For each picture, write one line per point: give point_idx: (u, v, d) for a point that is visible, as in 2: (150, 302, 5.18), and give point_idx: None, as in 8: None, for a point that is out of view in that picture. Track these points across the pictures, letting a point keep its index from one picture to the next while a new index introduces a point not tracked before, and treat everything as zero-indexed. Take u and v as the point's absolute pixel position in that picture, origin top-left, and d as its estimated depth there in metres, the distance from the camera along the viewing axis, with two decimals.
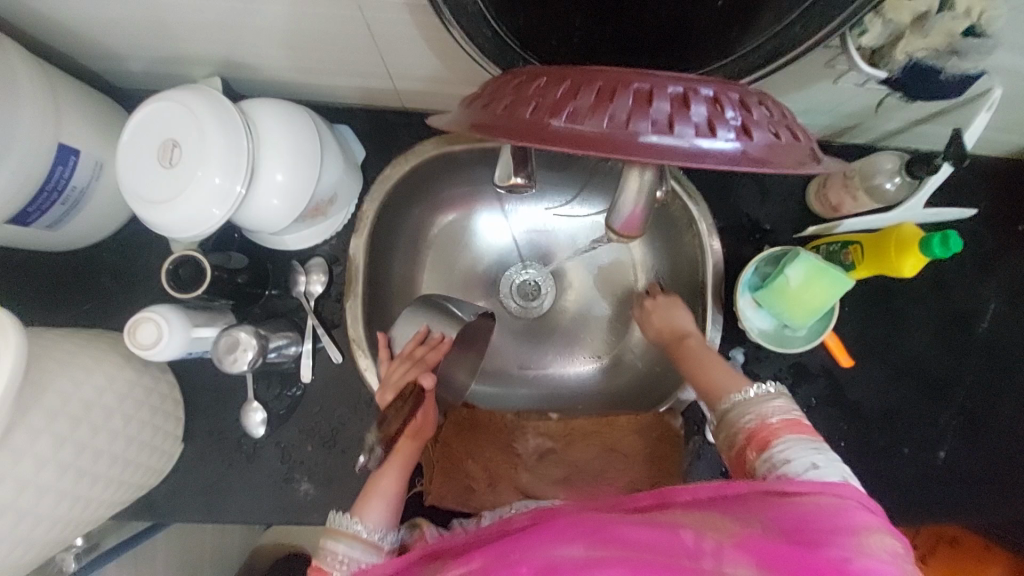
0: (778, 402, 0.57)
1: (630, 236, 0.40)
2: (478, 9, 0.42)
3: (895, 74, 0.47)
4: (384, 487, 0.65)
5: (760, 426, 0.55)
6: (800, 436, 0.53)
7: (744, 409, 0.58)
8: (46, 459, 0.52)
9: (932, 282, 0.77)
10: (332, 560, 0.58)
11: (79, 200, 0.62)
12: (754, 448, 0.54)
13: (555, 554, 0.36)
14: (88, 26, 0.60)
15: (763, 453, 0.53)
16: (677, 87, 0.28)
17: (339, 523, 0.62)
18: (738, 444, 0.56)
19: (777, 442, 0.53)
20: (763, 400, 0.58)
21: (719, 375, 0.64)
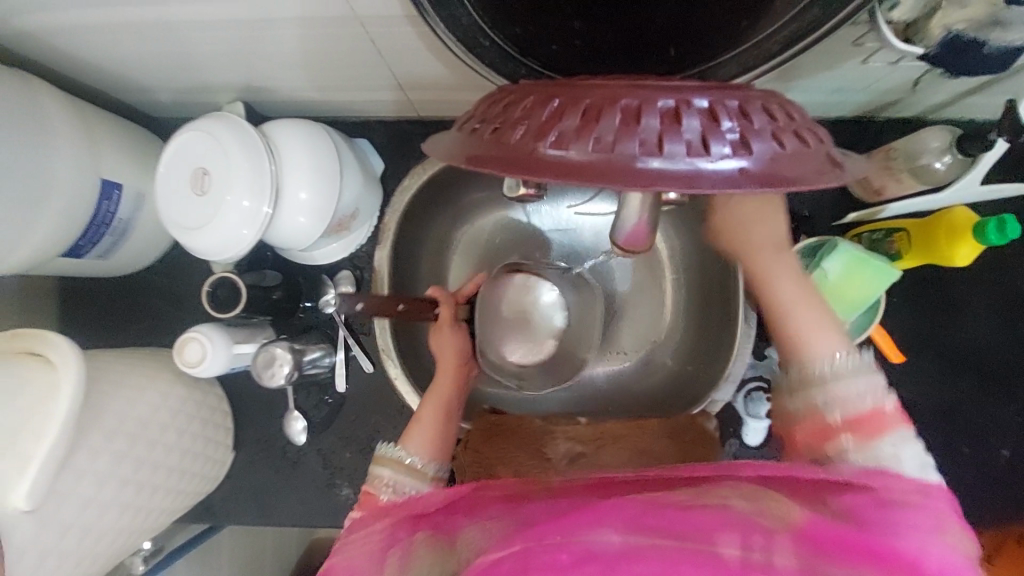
0: (882, 382, 0.51)
1: (636, 249, 0.42)
2: (474, 21, 0.41)
3: (933, 51, 0.42)
4: (426, 418, 0.67)
5: (872, 413, 0.49)
6: (904, 431, 0.49)
7: (849, 389, 0.50)
8: (105, 475, 0.57)
9: (994, 266, 0.71)
10: (380, 485, 0.61)
11: (126, 230, 0.66)
12: (856, 433, 0.49)
13: (594, 541, 0.36)
14: (122, 66, 0.64)
15: (867, 442, 0.48)
16: (668, 101, 0.27)
17: (387, 452, 0.64)
18: (829, 424, 0.50)
19: (887, 435, 0.48)
20: (860, 374, 0.50)
21: (808, 316, 0.53)
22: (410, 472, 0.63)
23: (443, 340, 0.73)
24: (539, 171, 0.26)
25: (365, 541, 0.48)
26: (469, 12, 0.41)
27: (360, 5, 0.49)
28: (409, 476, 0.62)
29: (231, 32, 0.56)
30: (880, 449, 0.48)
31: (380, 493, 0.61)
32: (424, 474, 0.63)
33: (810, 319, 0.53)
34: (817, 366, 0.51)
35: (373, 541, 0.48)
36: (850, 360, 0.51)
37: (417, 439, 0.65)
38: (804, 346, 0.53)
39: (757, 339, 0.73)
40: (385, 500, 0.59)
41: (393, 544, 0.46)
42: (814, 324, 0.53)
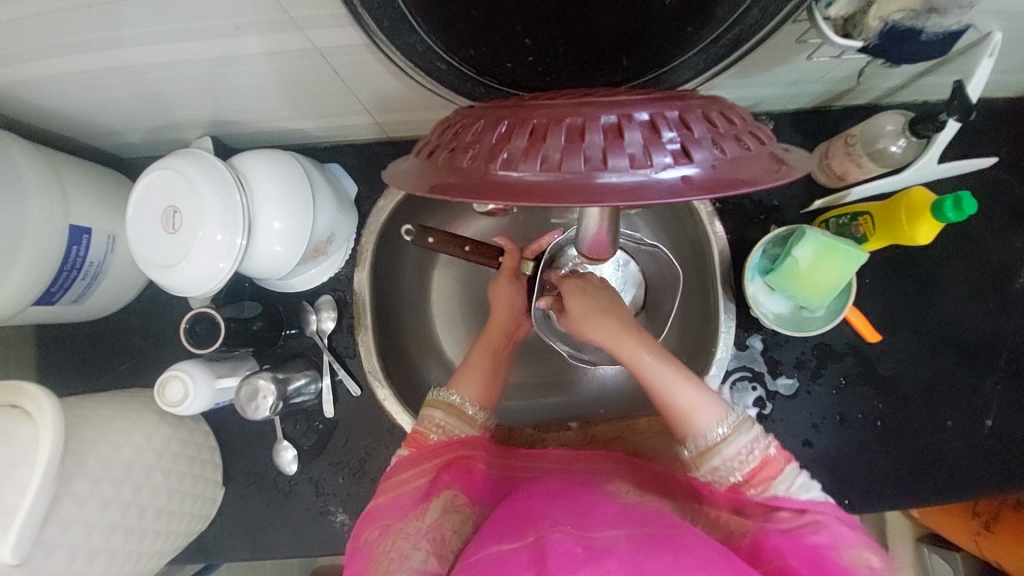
0: (757, 428, 0.56)
1: (601, 256, 0.43)
2: (428, 47, 0.42)
3: (872, 41, 0.44)
4: (478, 364, 0.69)
5: (763, 462, 0.54)
6: (793, 467, 0.54)
7: (737, 446, 0.55)
8: (93, 523, 0.56)
9: (958, 242, 0.73)
10: (431, 425, 0.63)
11: (99, 273, 0.66)
12: (755, 485, 0.54)
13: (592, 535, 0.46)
14: (84, 109, 0.64)
15: (766, 492, 0.53)
16: (611, 114, 0.28)
17: (438, 395, 0.66)
18: (732, 482, 0.55)
19: (779, 477, 0.54)
20: (740, 428, 0.55)
21: (689, 393, 0.57)
22: (459, 413, 0.64)
23: (502, 291, 0.73)
24: (490, 194, 0.27)
25: (411, 479, 0.59)
26: (423, 38, 0.41)
27: (318, 37, 0.50)
28: (458, 420, 0.63)
29: (192, 69, 0.56)
30: (782, 495, 0.52)
31: (429, 432, 0.63)
32: (474, 419, 0.64)
33: (688, 393, 0.57)
34: (707, 437, 0.55)
35: (418, 483, 0.58)
36: (730, 424, 0.55)
37: (469, 384, 0.66)
38: (688, 420, 0.56)
39: (738, 331, 0.74)
40: (435, 441, 0.62)
41: (437, 490, 0.58)
42: (691, 396, 0.57)
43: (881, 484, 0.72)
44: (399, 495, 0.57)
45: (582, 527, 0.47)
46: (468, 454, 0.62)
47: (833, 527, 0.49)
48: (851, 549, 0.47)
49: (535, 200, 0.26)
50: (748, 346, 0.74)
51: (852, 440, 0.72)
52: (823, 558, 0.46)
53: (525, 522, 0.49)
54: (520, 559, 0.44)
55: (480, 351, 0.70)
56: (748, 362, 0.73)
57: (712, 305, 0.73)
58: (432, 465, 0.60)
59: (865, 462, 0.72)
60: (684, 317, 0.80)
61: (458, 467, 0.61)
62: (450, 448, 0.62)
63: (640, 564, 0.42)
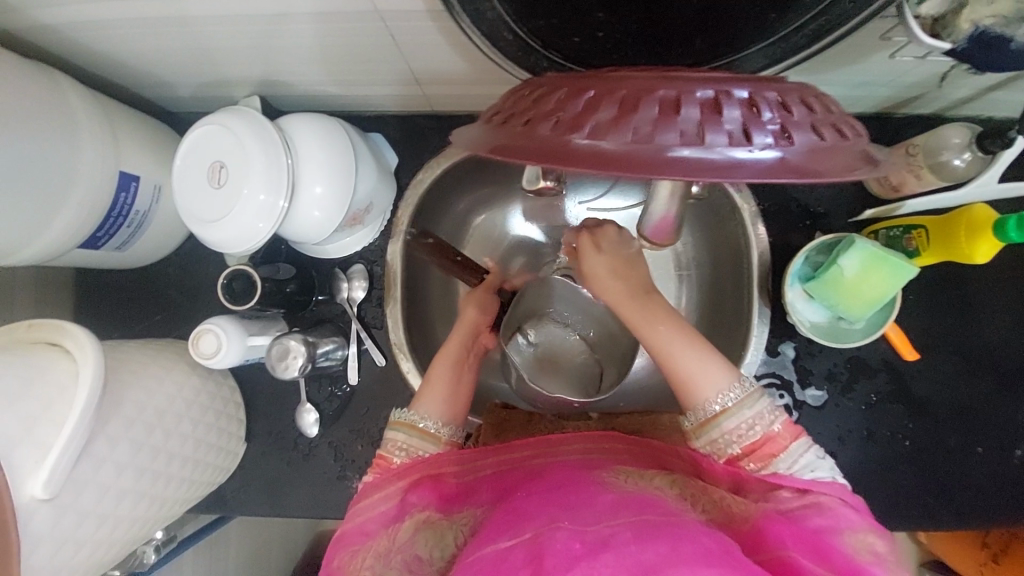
0: (768, 402, 0.56)
1: (662, 242, 0.44)
2: (499, 15, 0.41)
3: (961, 44, 0.42)
4: (439, 380, 0.67)
5: (765, 439, 0.54)
6: (799, 443, 0.54)
7: (737, 421, 0.55)
8: (125, 464, 0.57)
9: (1011, 265, 0.70)
10: (394, 448, 0.62)
11: (143, 222, 0.67)
12: (755, 461, 0.54)
13: (589, 529, 0.45)
14: (139, 58, 0.64)
15: (767, 468, 0.53)
16: (707, 90, 0.27)
17: (401, 416, 0.64)
18: (730, 454, 0.55)
19: (782, 455, 0.53)
20: (749, 401, 0.55)
21: (693, 359, 0.57)
22: (424, 433, 0.63)
23: (477, 302, 0.73)
24: (572, 162, 0.26)
25: (381, 501, 0.56)
26: (494, 6, 0.40)
27: (381, 0, 0.49)
28: (422, 440, 0.62)
29: (250, 24, 0.56)
30: (783, 472, 0.52)
31: (393, 455, 0.61)
32: (438, 436, 0.63)
33: (696, 363, 0.57)
34: (707, 409, 0.56)
35: (384, 508, 0.55)
36: (739, 395, 0.55)
37: (431, 403, 0.65)
38: (693, 390, 0.57)
39: (770, 337, 0.73)
40: (399, 464, 0.60)
41: (408, 511, 0.55)
42: (700, 368, 0.57)
43: (902, 505, 0.71)
44: (368, 518, 0.54)
45: (580, 521, 0.46)
46: (438, 471, 0.59)
47: (835, 508, 0.48)
48: (851, 534, 0.46)
49: (626, 170, 0.25)
50: (779, 353, 0.72)
51: (876, 456, 0.71)
52: (824, 545, 0.45)
53: (518, 518, 0.49)
54: (518, 557, 0.44)
55: (441, 366, 0.68)
56: (778, 369, 0.72)
57: (746, 307, 0.72)
58: (399, 488, 0.56)
59: (888, 481, 0.71)
60: (713, 319, 0.79)
61: (428, 483, 0.57)
62: (420, 466, 0.58)
63: (639, 557, 0.41)
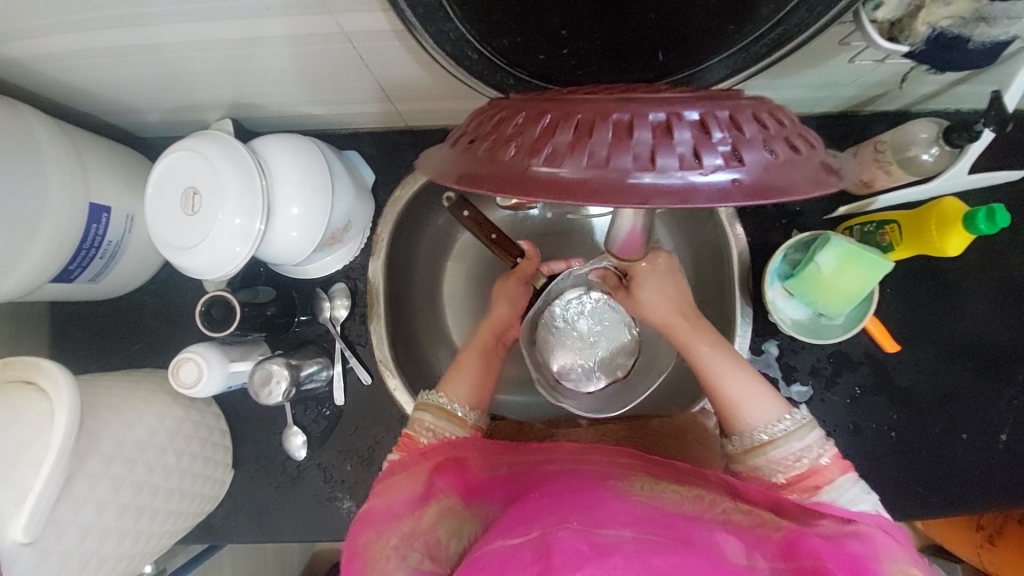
0: (819, 437, 0.58)
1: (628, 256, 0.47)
2: (461, 35, 0.41)
3: (918, 47, 0.43)
4: (467, 367, 0.69)
5: (811, 471, 0.56)
6: (847, 477, 0.56)
7: (784, 451, 0.57)
8: (106, 501, 0.56)
9: (984, 254, 0.72)
10: (421, 428, 0.64)
11: (116, 252, 0.65)
12: (798, 490, 0.56)
13: (608, 535, 0.45)
14: (105, 87, 0.63)
15: (810, 498, 0.55)
16: (660, 111, 0.27)
17: (429, 397, 0.67)
18: (774, 481, 0.57)
19: (828, 487, 0.55)
20: (800, 433, 0.57)
21: (742, 387, 0.61)
22: (449, 416, 0.65)
23: (506, 292, 0.72)
24: (529, 190, 0.26)
25: (407, 484, 0.58)
26: (457, 26, 0.40)
27: (349, 22, 0.49)
28: (447, 422, 0.65)
29: (218, 50, 0.55)
30: (827, 502, 0.54)
31: (420, 435, 0.64)
32: (463, 420, 0.65)
33: (743, 388, 0.60)
34: (752, 438, 0.58)
35: (413, 488, 0.57)
36: (790, 423, 0.58)
37: (457, 386, 0.67)
38: (739, 414, 0.60)
39: (753, 336, 0.73)
40: (425, 444, 0.63)
41: (434, 495, 0.57)
42: (747, 393, 0.60)
43: (892, 495, 0.71)
44: (397, 500, 0.57)
45: (588, 523, 0.46)
46: (462, 459, 0.60)
47: (874, 537, 0.48)
48: (891, 562, 0.46)
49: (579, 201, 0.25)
50: (763, 351, 0.73)
51: (863, 449, 0.72)
52: (862, 564, 0.45)
53: (526, 516, 0.48)
54: (525, 555, 0.44)
55: (467, 354, 0.71)
56: (763, 367, 0.73)
57: (728, 306, 0.72)
58: (424, 471, 0.59)
59: (877, 472, 0.72)
60: None
61: (454, 469, 0.59)
62: (442, 450, 0.61)
63: (647, 562, 0.43)
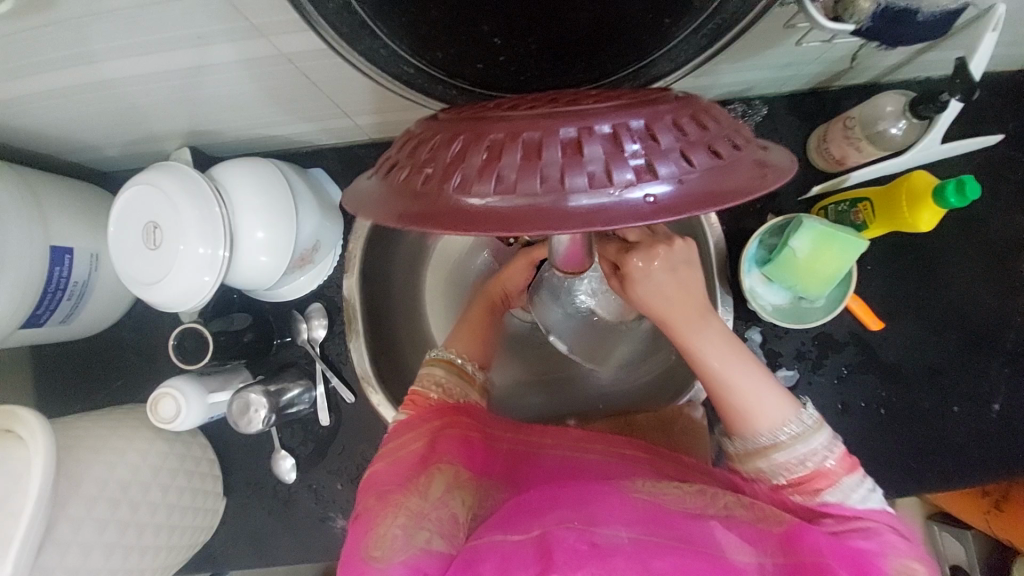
0: (826, 437, 0.53)
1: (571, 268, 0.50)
2: (392, 51, 0.39)
3: (865, 24, 0.41)
4: (478, 326, 0.70)
5: (815, 473, 0.52)
6: (852, 478, 0.52)
7: (789, 455, 0.53)
8: (92, 544, 0.56)
9: (965, 223, 0.70)
10: (430, 384, 0.63)
11: (84, 292, 0.65)
12: (802, 492, 0.53)
13: (608, 534, 0.44)
14: (58, 128, 0.63)
15: (813, 500, 0.52)
16: (570, 128, 0.27)
17: (439, 354, 0.67)
18: (776, 483, 0.54)
19: (834, 488, 0.52)
20: (807, 434, 0.53)
21: (749, 386, 0.54)
22: (459, 372, 0.65)
23: (516, 268, 0.70)
24: (437, 219, 0.27)
25: (406, 447, 0.56)
26: (386, 43, 0.39)
27: (286, 43, 0.48)
28: (457, 379, 0.64)
29: (160, 82, 0.54)
30: (831, 504, 0.52)
31: (429, 391, 0.62)
32: (471, 378, 0.66)
33: (753, 389, 0.54)
34: (756, 441, 0.54)
35: (415, 447, 0.56)
36: (797, 426, 0.53)
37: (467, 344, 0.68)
38: (746, 418, 0.54)
39: (736, 324, 0.72)
40: (434, 400, 0.61)
41: (433, 462, 0.55)
42: (757, 395, 0.54)
43: (886, 473, 0.71)
44: (392, 468, 0.55)
45: (587, 521, 0.46)
46: (467, 434, 0.60)
47: (880, 535, 0.49)
48: (892, 558, 0.47)
49: (484, 229, 0.25)
50: (746, 339, 0.72)
51: (854, 429, 0.71)
52: (866, 562, 0.46)
53: (527, 516, 0.48)
54: (527, 554, 0.43)
55: (478, 314, 0.70)
56: None
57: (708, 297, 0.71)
58: (428, 429, 0.57)
59: (870, 452, 0.71)
60: None
61: (459, 440, 0.58)
62: (451, 411, 0.60)
63: (647, 563, 0.42)
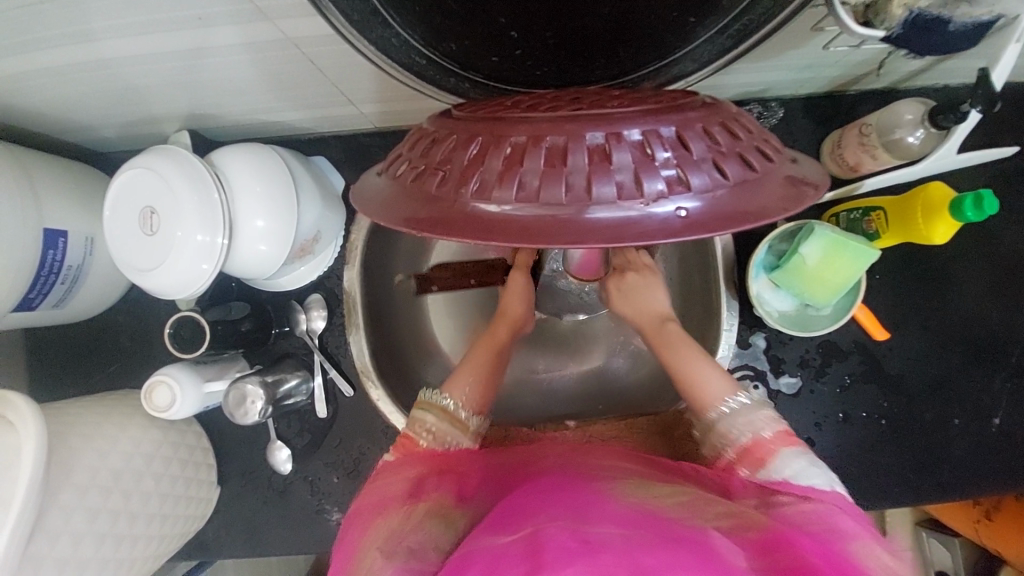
0: (766, 413, 0.60)
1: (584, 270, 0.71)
2: (405, 40, 0.38)
3: (895, 30, 0.40)
4: (474, 365, 0.67)
5: (754, 444, 0.58)
6: (792, 450, 0.57)
7: (730, 428, 0.60)
8: (83, 533, 0.55)
9: (976, 236, 0.69)
10: (421, 429, 0.62)
11: (78, 276, 0.64)
12: (746, 466, 0.58)
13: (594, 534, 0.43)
14: (53, 106, 0.61)
15: (758, 473, 0.57)
16: (597, 132, 0.26)
17: (430, 397, 0.64)
18: (727, 459, 0.60)
19: (772, 460, 0.57)
20: (748, 411, 0.60)
21: (703, 370, 0.63)
22: (451, 418, 0.63)
23: (513, 289, 0.70)
24: (453, 225, 0.26)
25: (397, 479, 0.57)
26: (398, 32, 0.37)
27: (293, 27, 0.46)
28: (449, 426, 0.62)
29: (159, 63, 0.53)
30: (776, 477, 0.55)
31: (419, 437, 0.61)
32: (463, 424, 0.64)
33: (702, 372, 0.63)
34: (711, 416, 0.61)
35: (405, 483, 0.57)
36: (739, 402, 0.61)
37: (463, 385, 0.65)
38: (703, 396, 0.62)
39: (741, 329, 0.71)
40: (423, 447, 0.60)
41: (422, 493, 0.56)
42: (705, 376, 0.63)
43: (885, 483, 0.70)
44: (386, 494, 0.56)
45: (578, 522, 0.45)
46: (458, 469, 0.60)
47: (834, 514, 0.49)
48: (856, 541, 0.47)
49: (505, 240, 0.24)
50: (750, 344, 0.71)
51: (854, 439, 0.71)
52: (833, 551, 0.45)
53: (516, 519, 0.48)
54: (515, 553, 0.43)
55: (479, 351, 0.68)
56: (750, 361, 0.71)
57: (714, 302, 0.70)
58: (416, 471, 0.58)
59: (870, 462, 0.70)
60: (683, 316, 0.78)
61: (449, 478, 0.59)
62: (438, 458, 0.60)
63: (637, 559, 0.41)
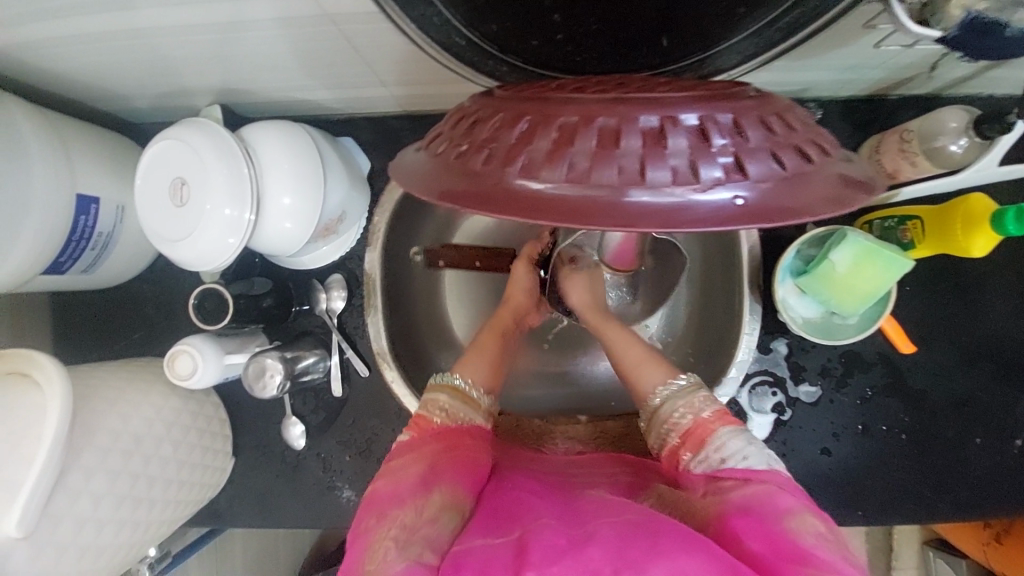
0: (704, 394, 0.59)
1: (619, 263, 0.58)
2: (446, 19, 0.38)
3: (951, 32, 0.39)
4: (487, 348, 0.67)
5: (696, 426, 0.56)
6: (731, 429, 0.55)
7: (672, 410, 0.58)
8: (102, 493, 0.56)
9: (1014, 251, 0.67)
10: (433, 408, 0.60)
11: (108, 243, 0.65)
12: (689, 450, 0.56)
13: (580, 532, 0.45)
14: (90, 74, 0.62)
15: (698, 453, 0.55)
16: (651, 116, 0.26)
17: (442, 378, 0.63)
18: (671, 445, 0.58)
19: (711, 440, 0.55)
20: (688, 391, 0.59)
21: (641, 357, 0.63)
22: (464, 397, 0.62)
23: (520, 276, 0.70)
24: (499, 202, 0.25)
25: (406, 469, 0.54)
26: (440, 12, 0.37)
27: (331, 3, 0.46)
28: (463, 404, 0.61)
29: (195, 35, 0.53)
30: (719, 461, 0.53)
31: (432, 415, 0.60)
32: (476, 402, 0.62)
33: (639, 358, 0.63)
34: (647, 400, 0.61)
35: (415, 470, 0.54)
36: (677, 385, 0.60)
37: (476, 366, 0.64)
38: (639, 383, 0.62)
39: (762, 334, 0.70)
40: (438, 424, 0.59)
41: (435, 482, 0.53)
42: (641, 363, 0.62)
43: (901, 498, 0.69)
44: (399, 484, 0.52)
45: (567, 523, 0.47)
46: (476, 460, 0.58)
47: (776, 492, 0.48)
48: (792, 517, 0.46)
49: (553, 219, 0.24)
50: (771, 349, 0.70)
51: (872, 452, 0.69)
52: (777, 536, 0.45)
53: (507, 522, 0.50)
54: (504, 555, 0.45)
55: (488, 335, 0.68)
56: (770, 366, 0.70)
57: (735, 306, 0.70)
58: (426, 455, 0.56)
59: (887, 476, 0.69)
60: (703, 317, 0.77)
61: (461, 461, 0.56)
62: (454, 435, 0.59)
63: (621, 553, 0.42)
